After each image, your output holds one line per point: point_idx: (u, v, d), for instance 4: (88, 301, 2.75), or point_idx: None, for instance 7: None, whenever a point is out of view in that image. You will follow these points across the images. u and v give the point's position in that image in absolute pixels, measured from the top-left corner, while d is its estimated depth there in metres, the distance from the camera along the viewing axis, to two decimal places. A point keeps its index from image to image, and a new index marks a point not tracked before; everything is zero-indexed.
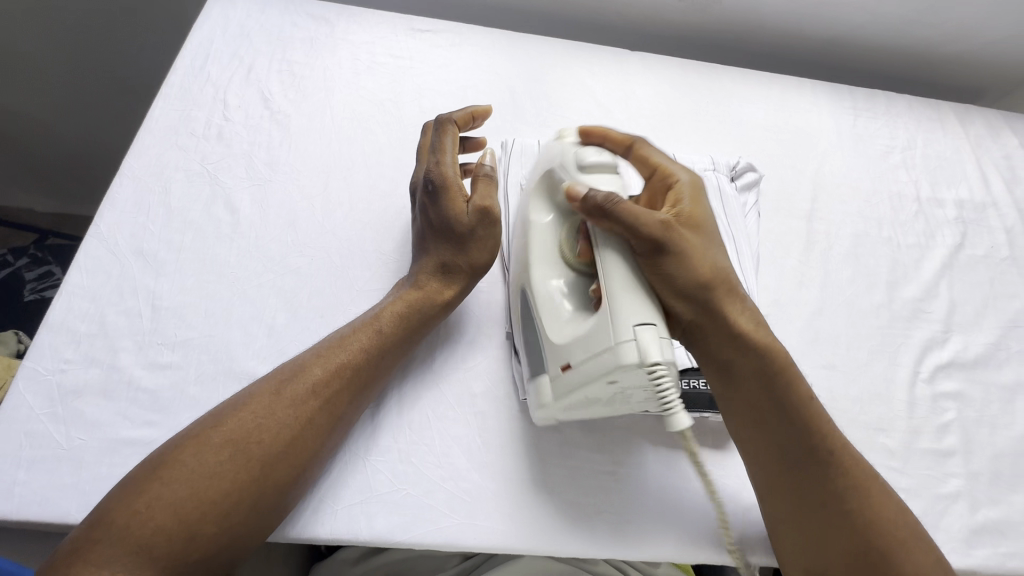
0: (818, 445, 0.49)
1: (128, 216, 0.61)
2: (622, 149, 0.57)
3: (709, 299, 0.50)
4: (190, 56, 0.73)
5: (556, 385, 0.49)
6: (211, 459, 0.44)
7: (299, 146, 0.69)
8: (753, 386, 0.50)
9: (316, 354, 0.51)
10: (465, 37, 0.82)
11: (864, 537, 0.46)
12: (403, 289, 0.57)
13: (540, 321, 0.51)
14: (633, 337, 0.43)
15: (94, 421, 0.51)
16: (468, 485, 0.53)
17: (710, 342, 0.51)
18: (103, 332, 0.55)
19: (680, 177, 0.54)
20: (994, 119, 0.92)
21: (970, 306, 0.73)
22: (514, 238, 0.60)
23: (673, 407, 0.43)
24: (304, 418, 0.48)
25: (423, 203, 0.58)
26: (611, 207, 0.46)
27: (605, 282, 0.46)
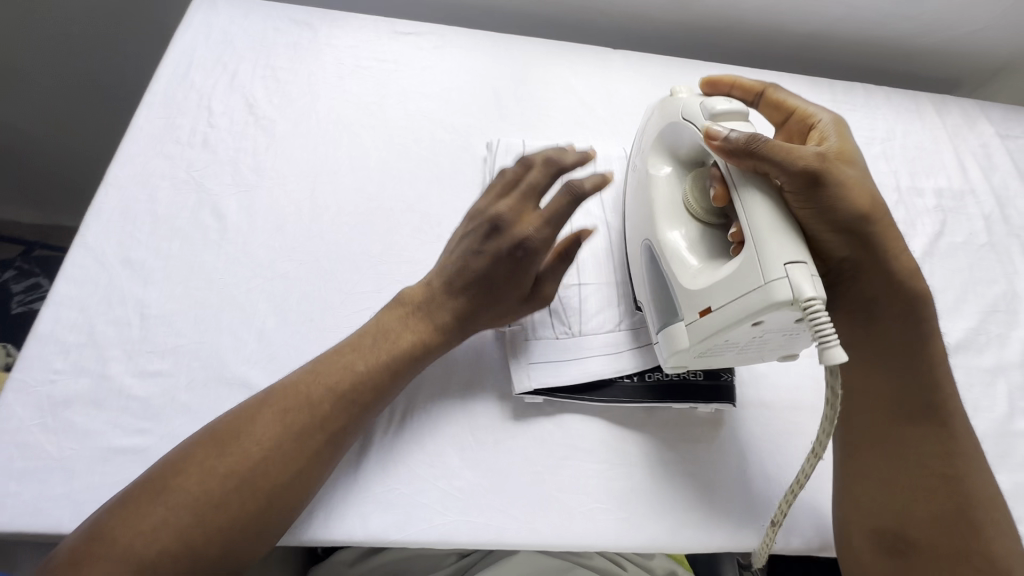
0: (930, 405, 0.52)
1: (115, 225, 0.61)
2: (750, 96, 0.60)
3: (864, 231, 0.49)
4: (173, 63, 0.73)
5: (693, 330, 0.49)
6: (214, 486, 0.45)
7: (285, 151, 0.69)
8: (895, 321, 0.52)
9: (319, 382, 0.51)
10: (448, 39, 0.83)
11: (959, 500, 0.49)
12: (415, 322, 0.56)
13: (673, 270, 0.52)
14: (784, 274, 0.42)
15: (86, 430, 0.51)
16: (461, 483, 0.54)
17: (862, 279, 0.52)
18: (92, 342, 0.55)
19: (821, 115, 0.55)
20: (970, 108, 0.94)
21: (951, 292, 0.74)
22: (634, 197, 0.62)
23: (832, 343, 0.40)
24: (303, 436, 0.48)
25: (510, 256, 0.55)
26: (755, 144, 0.46)
27: (748, 220, 0.46)
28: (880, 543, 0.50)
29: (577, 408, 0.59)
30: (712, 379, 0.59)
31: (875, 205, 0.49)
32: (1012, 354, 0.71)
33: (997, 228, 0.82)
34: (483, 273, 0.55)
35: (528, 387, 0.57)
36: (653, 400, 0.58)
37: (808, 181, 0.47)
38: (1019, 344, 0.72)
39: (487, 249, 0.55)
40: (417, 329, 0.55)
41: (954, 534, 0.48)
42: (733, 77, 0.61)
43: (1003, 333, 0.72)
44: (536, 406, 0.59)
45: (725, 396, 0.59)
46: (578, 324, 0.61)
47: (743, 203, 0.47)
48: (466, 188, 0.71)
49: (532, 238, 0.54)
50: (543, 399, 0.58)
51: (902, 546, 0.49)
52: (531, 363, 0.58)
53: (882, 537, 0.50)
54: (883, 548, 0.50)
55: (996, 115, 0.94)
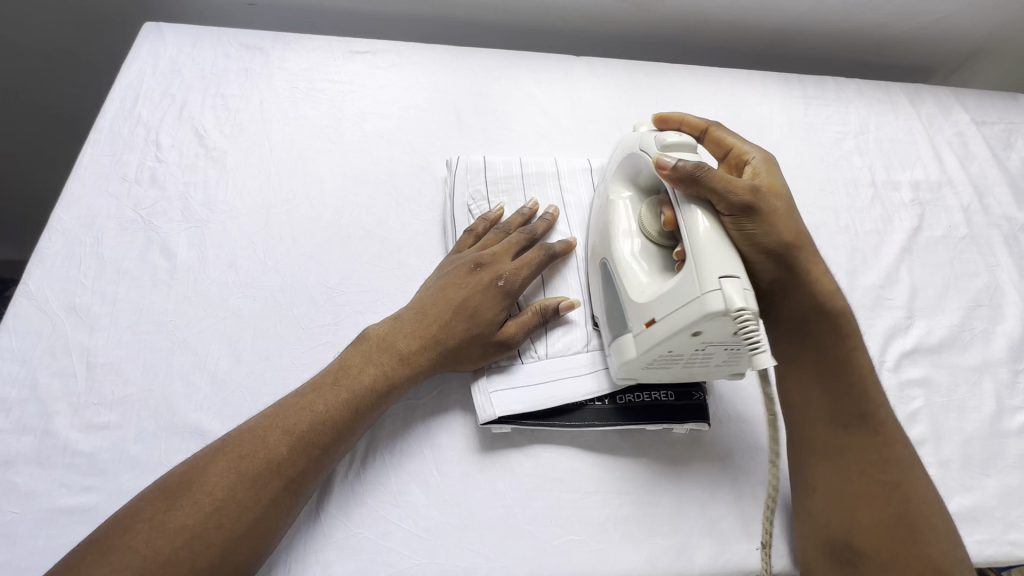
0: (862, 414, 0.52)
1: (59, 271, 0.59)
2: (697, 134, 0.61)
3: (791, 257, 0.51)
4: (118, 98, 0.71)
5: (639, 341, 0.50)
6: (164, 543, 0.41)
7: (238, 183, 0.67)
8: (824, 337, 0.53)
9: (277, 425, 0.48)
10: (406, 56, 0.81)
11: (900, 509, 0.49)
12: (379, 354, 0.53)
13: (621, 282, 0.53)
14: (718, 286, 0.44)
15: (29, 492, 0.49)
16: (428, 523, 0.52)
17: (788, 299, 0.53)
18: (36, 397, 0.53)
19: (754, 153, 0.56)
20: (945, 96, 0.92)
21: (932, 289, 0.72)
22: (594, 221, 0.62)
23: (762, 348, 0.44)
24: (268, 487, 0.45)
25: (483, 284, 0.57)
26: (701, 170, 0.49)
27: (688, 237, 0.47)
28: (832, 555, 0.49)
29: (546, 435, 0.57)
30: (685, 399, 0.57)
31: (800, 234, 0.52)
32: (997, 350, 0.69)
33: (976, 218, 0.80)
34: (461, 304, 0.56)
35: (491, 415, 0.54)
36: (624, 423, 0.56)
37: (743, 206, 0.49)
38: (1004, 338, 0.70)
39: (469, 281, 0.57)
40: (381, 363, 0.53)
41: (900, 543, 0.48)
42: (682, 114, 0.62)
43: (987, 328, 0.70)
44: (504, 435, 0.56)
45: (700, 416, 0.57)
46: (545, 347, 0.59)
47: (686, 220, 0.48)
48: (427, 210, 0.69)
49: (510, 275, 0.58)
50: (510, 428, 0.56)
51: (854, 558, 0.49)
52: (493, 391, 0.55)
53: (832, 548, 0.49)
54: (834, 560, 0.49)
55: (971, 102, 0.92)
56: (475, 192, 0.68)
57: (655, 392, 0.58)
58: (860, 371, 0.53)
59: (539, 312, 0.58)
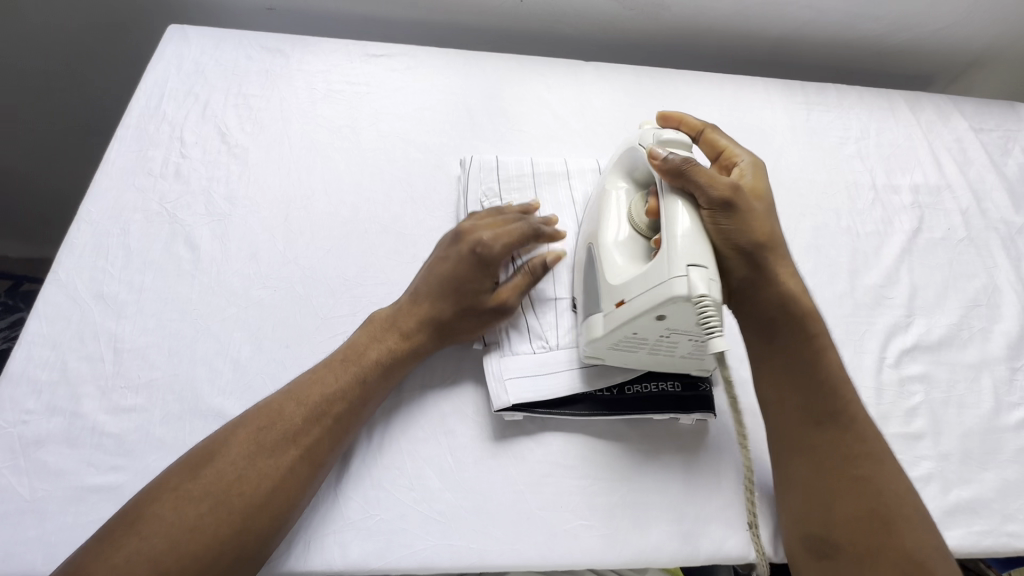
0: (832, 409, 0.54)
1: (88, 260, 0.61)
2: (692, 135, 0.63)
3: (761, 257, 0.54)
4: (145, 97, 0.74)
5: (607, 320, 0.52)
6: (189, 510, 0.43)
7: (258, 179, 0.70)
8: (796, 338, 0.55)
9: (293, 399, 0.50)
10: (420, 60, 0.83)
11: (874, 502, 0.50)
12: (385, 331, 0.56)
13: (600, 266, 0.55)
14: (685, 273, 0.46)
15: (58, 470, 0.50)
16: (442, 505, 0.53)
17: (757, 298, 0.56)
18: (65, 380, 0.54)
19: (742, 157, 0.61)
20: (943, 104, 0.94)
21: (931, 289, 0.74)
22: (587, 214, 0.63)
23: (716, 335, 0.46)
24: (286, 462, 0.47)
25: (462, 255, 0.58)
26: (688, 165, 0.51)
27: (669, 227, 0.49)
28: (810, 550, 0.50)
29: (558, 423, 0.59)
30: (691, 390, 0.59)
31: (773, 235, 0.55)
32: (995, 349, 0.70)
33: (975, 221, 0.82)
34: (449, 277, 0.57)
35: (505, 402, 0.56)
36: (632, 412, 0.58)
37: (725, 202, 0.51)
38: (1002, 337, 0.71)
39: (451, 253, 0.58)
40: (387, 342, 0.55)
41: (875, 539, 0.48)
42: (682, 114, 0.64)
43: (985, 327, 0.72)
44: (516, 423, 0.58)
45: (705, 407, 0.58)
46: (556, 337, 0.61)
47: (665, 206, 0.51)
48: (441, 207, 0.71)
49: (487, 243, 0.57)
50: (522, 416, 0.57)
51: (830, 551, 0.49)
52: (507, 378, 0.57)
53: (810, 543, 0.50)
54: (812, 553, 0.50)
55: (970, 109, 0.94)
56: (488, 189, 0.70)
57: (662, 382, 0.59)
58: (829, 375, 0.54)
59: (529, 274, 0.59)
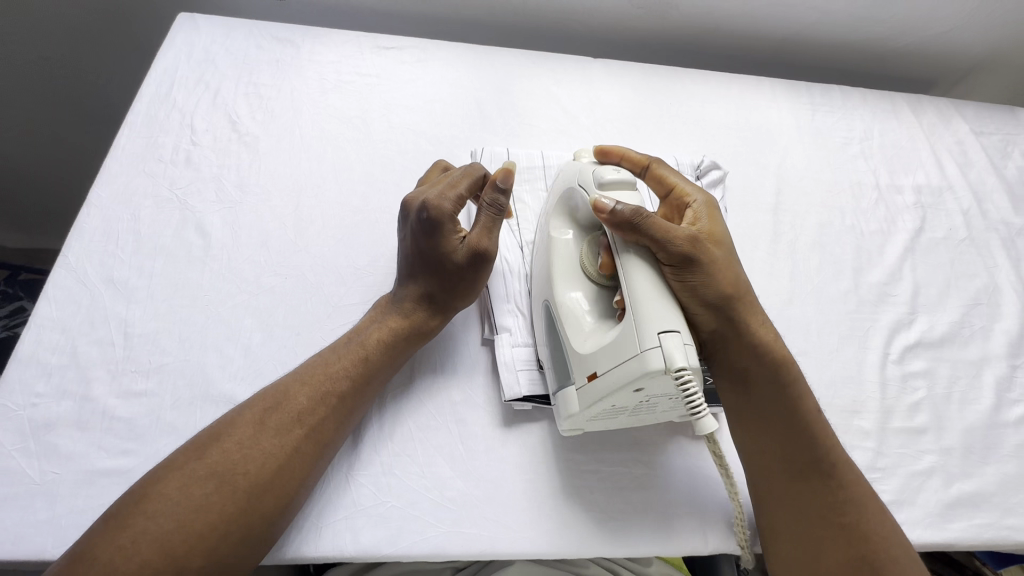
0: (815, 458, 0.52)
1: (97, 245, 0.61)
2: (639, 169, 0.60)
3: (732, 310, 0.52)
4: (155, 83, 0.73)
5: (582, 395, 0.50)
6: (195, 489, 0.43)
7: (269, 167, 0.70)
8: (767, 390, 0.53)
9: (299, 381, 0.50)
10: (431, 52, 0.83)
11: (861, 549, 0.49)
12: (387, 314, 0.56)
13: (564, 333, 0.53)
14: (657, 344, 0.44)
15: (67, 454, 0.50)
16: (453, 493, 0.53)
17: (733, 350, 0.53)
18: (75, 363, 0.54)
19: (695, 197, 0.57)
20: (945, 107, 0.96)
21: (934, 287, 0.75)
22: (537, 255, 0.61)
23: (703, 413, 0.44)
24: (291, 446, 0.47)
25: (415, 228, 0.55)
26: (641, 218, 0.48)
27: (627, 290, 0.48)
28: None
29: None
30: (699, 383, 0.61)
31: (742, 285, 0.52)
32: (996, 346, 0.71)
33: (976, 222, 0.83)
34: (420, 254, 0.56)
35: (517, 393, 0.57)
36: None
37: (684, 257, 0.49)
38: (1002, 335, 0.72)
39: (407, 226, 0.57)
40: (385, 325, 0.55)
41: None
42: (622, 148, 0.61)
43: (986, 325, 0.73)
44: (526, 413, 0.58)
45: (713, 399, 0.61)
46: None
47: (627, 269, 0.48)
48: None
49: (436, 203, 0.54)
50: (533, 406, 0.58)
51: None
52: (519, 369, 0.58)
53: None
54: None
55: (971, 113, 0.96)
56: None
57: None
58: (807, 421, 0.52)
59: (491, 207, 0.55)
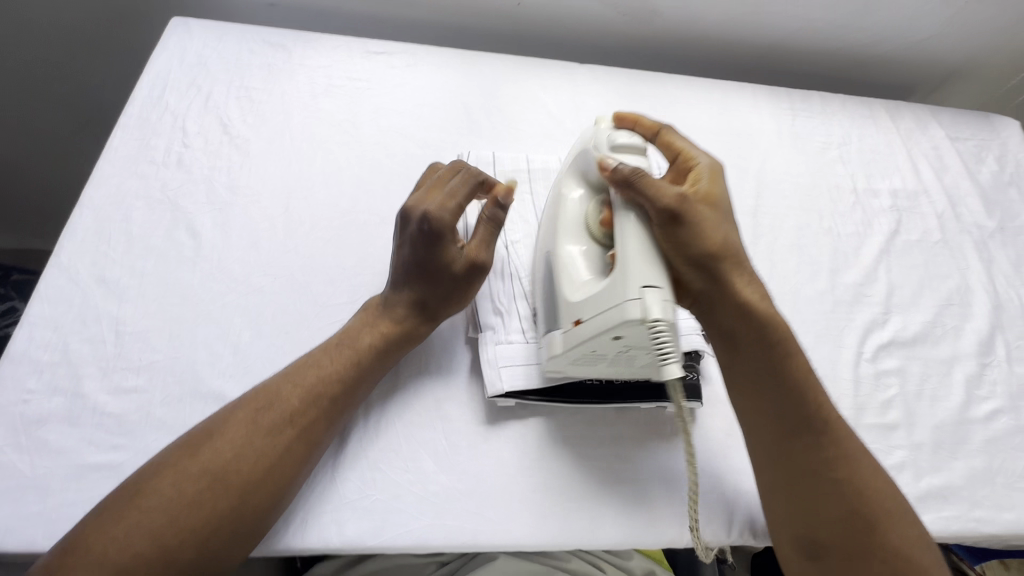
0: (807, 416, 0.53)
1: (89, 245, 0.62)
2: (650, 135, 0.59)
3: (719, 270, 0.52)
4: (147, 87, 0.75)
5: (566, 338, 0.54)
6: (188, 485, 0.45)
7: (259, 169, 0.71)
8: (756, 350, 0.53)
9: (290, 382, 0.52)
10: (420, 57, 0.85)
11: (855, 503, 0.51)
12: (376, 318, 0.57)
13: (557, 278, 0.56)
14: (639, 296, 0.47)
15: (58, 449, 0.51)
16: (436, 487, 0.55)
17: (720, 309, 0.53)
18: (67, 361, 0.55)
19: (701, 159, 0.57)
20: (922, 113, 0.98)
21: (908, 288, 0.78)
22: (547, 207, 0.63)
23: (669, 360, 0.46)
24: (281, 446, 0.49)
25: (413, 238, 0.55)
26: (636, 176, 0.50)
27: (619, 244, 0.50)
28: (801, 551, 0.51)
29: (550, 410, 0.61)
30: (679, 378, 0.61)
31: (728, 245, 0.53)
32: (967, 345, 0.74)
33: (950, 225, 0.85)
34: (416, 263, 0.56)
35: (499, 389, 0.58)
36: (622, 400, 0.60)
37: (674, 214, 0.50)
38: (973, 335, 0.75)
39: (403, 235, 0.56)
40: (375, 328, 0.56)
41: (857, 538, 0.50)
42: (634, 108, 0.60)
43: (958, 325, 0.75)
44: (509, 410, 0.60)
45: (692, 395, 0.61)
46: None
47: (619, 225, 0.51)
48: None
49: (435, 214, 0.54)
50: (516, 402, 0.59)
51: (819, 551, 0.50)
52: (503, 365, 0.59)
53: (800, 545, 0.51)
54: (801, 552, 0.51)
55: (947, 118, 0.98)
56: None
57: None
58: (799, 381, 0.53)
59: (490, 219, 0.57)
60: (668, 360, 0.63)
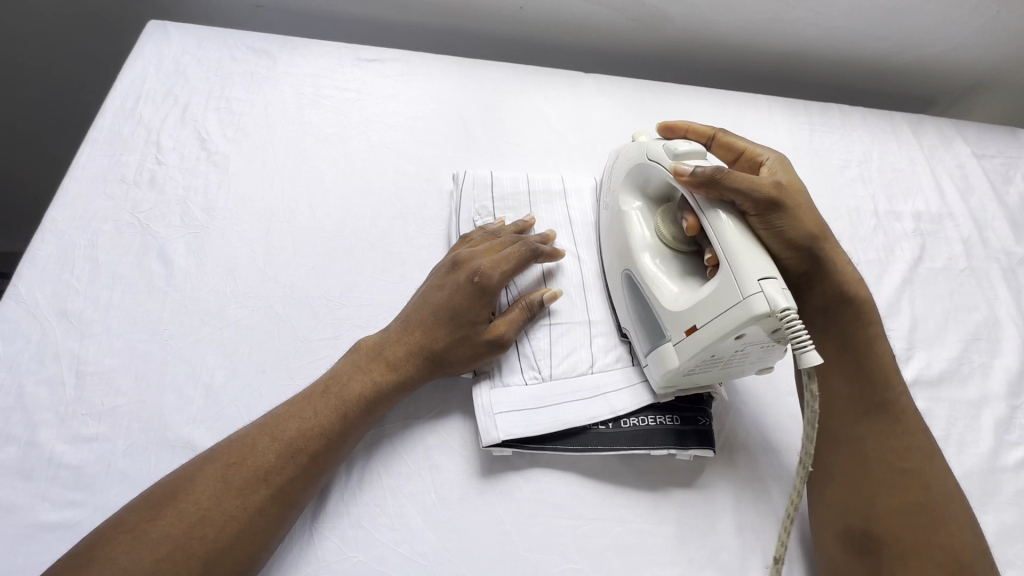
0: (883, 400, 0.54)
1: (51, 274, 0.57)
2: (703, 141, 0.63)
3: (818, 249, 0.54)
4: (119, 96, 0.69)
5: (681, 349, 0.51)
6: (146, 554, 0.39)
7: (239, 189, 0.66)
8: (845, 327, 0.56)
9: (267, 433, 0.47)
10: (414, 66, 0.80)
11: (923, 498, 0.50)
12: (375, 360, 0.54)
13: (652, 291, 0.55)
14: (760, 289, 0.45)
15: (7, 506, 0.46)
16: (425, 547, 0.50)
17: (819, 285, 0.56)
18: (21, 405, 0.51)
19: (767, 155, 0.59)
20: (946, 128, 0.93)
21: (932, 321, 0.73)
22: (608, 227, 0.64)
23: (808, 347, 0.45)
24: (254, 508, 0.44)
25: (459, 284, 0.56)
26: (720, 174, 0.50)
27: (721, 243, 0.49)
28: (850, 546, 0.50)
29: (549, 459, 0.56)
30: (691, 424, 0.57)
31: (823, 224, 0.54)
32: (995, 384, 0.69)
33: (976, 251, 0.80)
34: (449, 307, 0.55)
35: (495, 439, 0.53)
36: (628, 449, 0.56)
37: (769, 204, 0.50)
38: (1002, 373, 0.70)
39: (449, 282, 0.57)
40: (372, 372, 0.53)
41: (919, 532, 0.49)
42: (687, 122, 0.64)
43: (985, 361, 0.71)
44: (505, 458, 0.55)
45: (705, 442, 0.56)
46: (549, 368, 0.59)
47: (714, 227, 0.49)
48: (431, 223, 0.68)
49: (487, 272, 0.56)
50: (513, 451, 0.55)
51: (872, 545, 0.49)
52: (498, 412, 0.55)
53: (850, 538, 0.50)
54: (851, 548, 0.50)
55: (972, 135, 0.93)
56: (481, 207, 0.68)
57: (659, 417, 0.57)
58: (883, 365, 0.55)
59: (526, 307, 0.58)
60: (677, 404, 0.58)
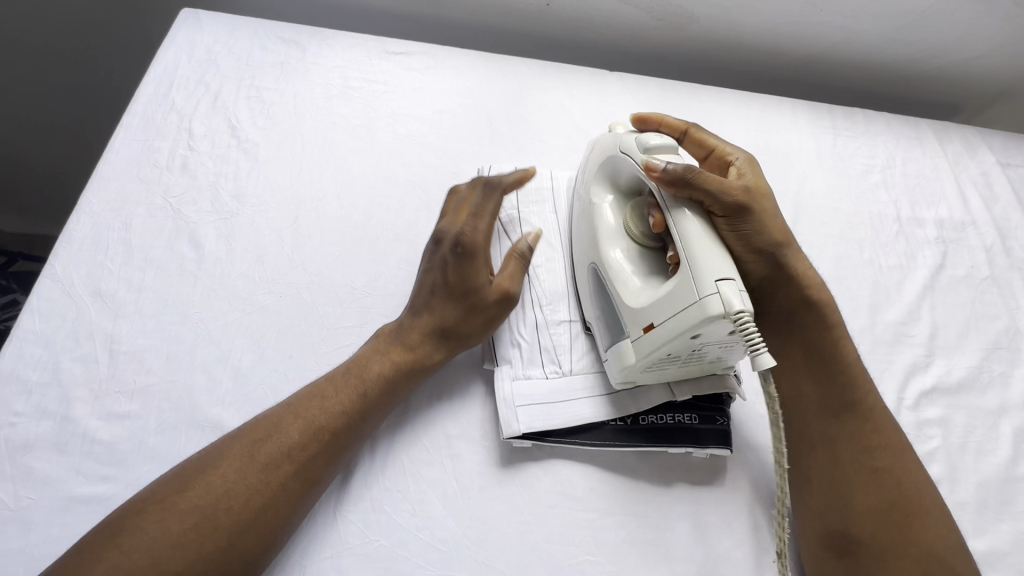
0: (850, 400, 0.55)
1: (87, 255, 0.58)
2: (677, 135, 0.63)
3: (780, 255, 0.55)
4: (153, 83, 0.70)
5: (638, 346, 0.51)
6: (174, 525, 0.41)
7: (269, 177, 0.67)
8: (807, 328, 0.57)
9: (293, 412, 0.48)
10: (441, 60, 0.80)
11: (895, 496, 0.50)
12: (391, 344, 0.54)
13: (614, 286, 0.55)
14: (716, 290, 0.45)
15: (44, 479, 0.48)
16: (445, 534, 0.51)
17: (779, 291, 0.57)
18: (56, 381, 0.52)
19: (736, 154, 0.60)
20: (971, 136, 0.92)
21: (953, 328, 0.72)
22: (576, 221, 0.65)
23: (761, 349, 0.44)
24: (277, 483, 0.45)
25: (444, 262, 0.56)
26: (690, 173, 0.50)
27: (682, 244, 0.49)
28: (830, 546, 0.51)
29: (568, 453, 0.57)
30: (709, 423, 0.57)
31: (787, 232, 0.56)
32: (1015, 393, 0.69)
33: (998, 260, 0.80)
34: (445, 285, 0.55)
35: (516, 431, 0.54)
36: (645, 445, 0.56)
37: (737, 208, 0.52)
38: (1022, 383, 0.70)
39: (435, 262, 0.56)
40: (388, 353, 0.53)
41: (895, 529, 0.49)
42: (660, 114, 0.64)
43: (1005, 371, 0.70)
44: (524, 450, 0.56)
45: (724, 441, 0.57)
46: (569, 362, 0.60)
47: (679, 226, 0.50)
48: None
49: (470, 234, 0.56)
50: (533, 443, 0.55)
51: (853, 546, 0.50)
52: (519, 404, 0.56)
53: (830, 539, 0.51)
54: (834, 551, 0.50)
55: (997, 143, 0.92)
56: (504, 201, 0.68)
57: (678, 415, 0.58)
58: (849, 367, 0.55)
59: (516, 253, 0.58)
60: (696, 403, 0.58)
